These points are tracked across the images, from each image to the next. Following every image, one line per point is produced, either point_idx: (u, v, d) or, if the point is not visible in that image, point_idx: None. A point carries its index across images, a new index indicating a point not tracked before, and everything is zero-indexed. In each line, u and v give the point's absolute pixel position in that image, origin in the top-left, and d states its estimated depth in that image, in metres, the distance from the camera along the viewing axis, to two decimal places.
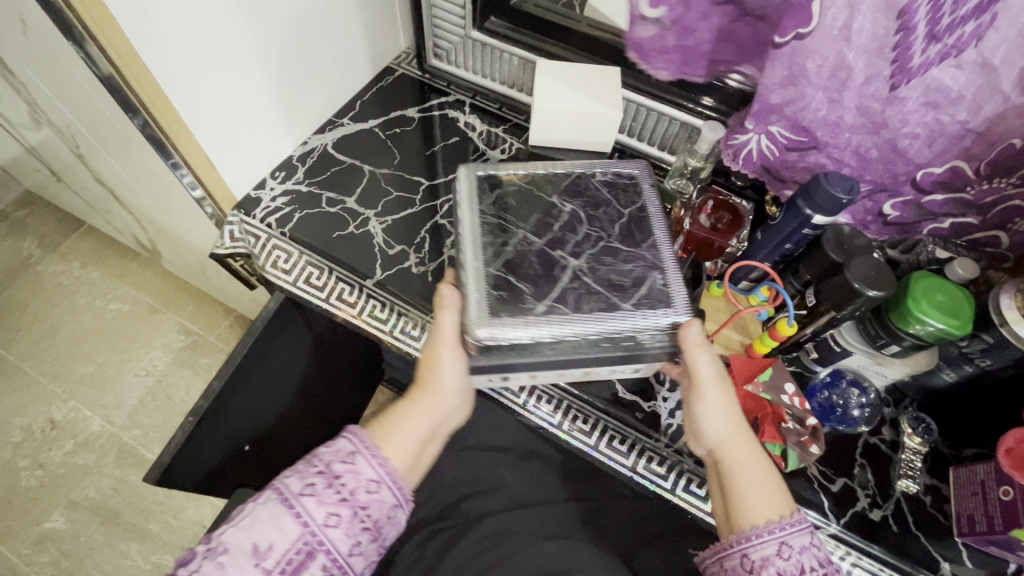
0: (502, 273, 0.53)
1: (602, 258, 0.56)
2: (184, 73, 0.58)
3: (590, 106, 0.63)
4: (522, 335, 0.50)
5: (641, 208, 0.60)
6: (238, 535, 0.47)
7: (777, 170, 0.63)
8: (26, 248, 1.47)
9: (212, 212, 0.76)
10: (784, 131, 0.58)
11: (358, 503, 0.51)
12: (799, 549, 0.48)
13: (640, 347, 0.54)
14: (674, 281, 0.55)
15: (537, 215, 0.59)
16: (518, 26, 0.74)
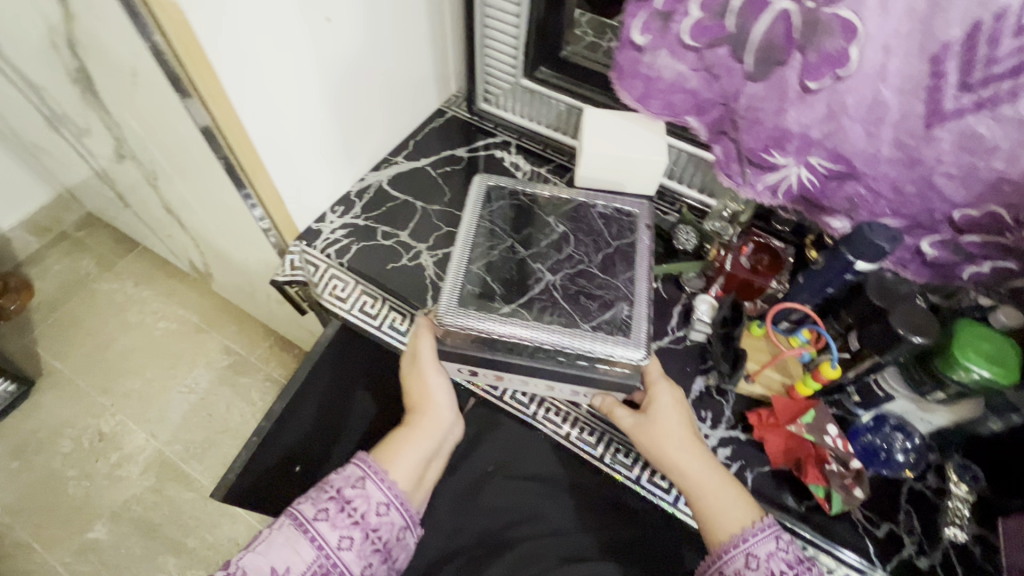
0: (481, 274, 0.60)
1: (578, 280, 0.61)
2: (267, 118, 0.64)
3: (639, 150, 0.67)
4: (482, 327, 0.56)
5: (630, 242, 0.64)
6: (256, 560, 0.49)
7: (816, 197, 0.64)
8: (84, 266, 1.56)
9: (275, 241, 0.81)
10: (824, 163, 0.60)
11: (370, 526, 0.54)
12: (765, 556, 0.50)
13: (596, 369, 0.57)
14: (640, 316, 0.58)
15: (533, 234, 0.65)
16: (566, 76, 0.78)
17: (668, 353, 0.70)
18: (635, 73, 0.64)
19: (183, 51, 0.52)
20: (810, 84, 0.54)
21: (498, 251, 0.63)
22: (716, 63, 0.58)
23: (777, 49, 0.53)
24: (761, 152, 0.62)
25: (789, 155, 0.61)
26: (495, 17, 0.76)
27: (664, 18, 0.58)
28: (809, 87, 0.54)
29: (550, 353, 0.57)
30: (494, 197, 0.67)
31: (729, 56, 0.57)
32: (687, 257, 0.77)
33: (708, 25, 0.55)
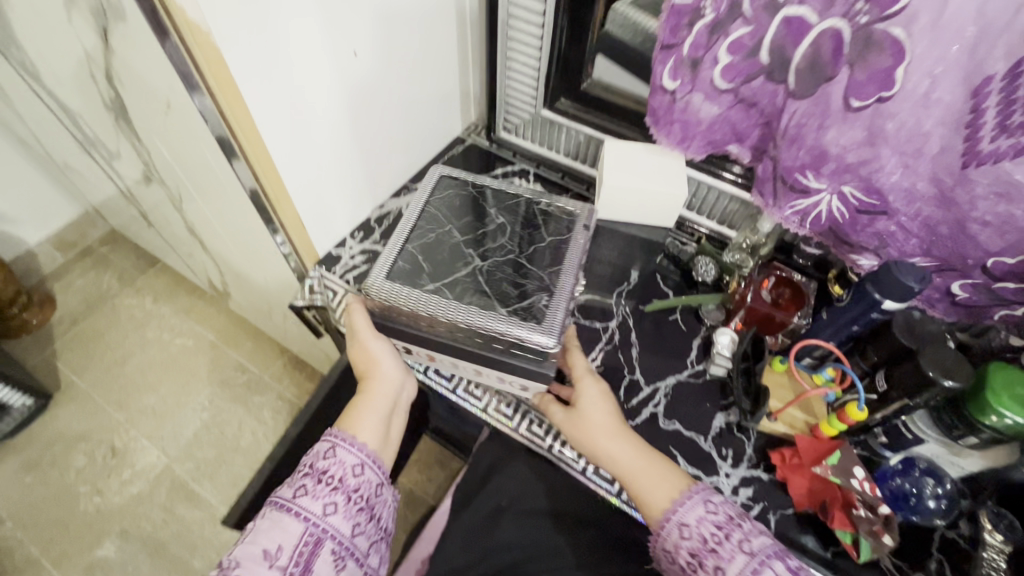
0: (414, 253, 0.65)
1: (503, 268, 0.64)
2: (292, 149, 0.65)
3: (660, 181, 0.67)
4: (402, 299, 0.60)
5: (564, 238, 0.67)
6: (248, 548, 0.53)
7: (844, 232, 0.63)
8: (106, 281, 1.59)
9: (295, 266, 0.82)
10: (856, 194, 0.59)
11: (349, 488, 0.58)
12: (696, 522, 0.53)
13: (506, 351, 0.60)
14: (556, 304, 0.60)
15: (476, 223, 0.68)
16: (587, 107, 0.79)
17: (688, 388, 0.69)
18: (671, 117, 0.66)
19: (218, 89, 0.53)
20: (854, 101, 0.53)
21: (434, 234, 0.67)
22: (753, 93, 0.60)
23: (821, 69, 0.53)
24: (794, 172, 0.60)
25: (823, 178, 0.59)
26: (518, 50, 0.77)
27: (692, 64, 0.60)
28: (852, 105, 0.53)
29: (466, 332, 0.60)
30: (444, 186, 0.72)
31: (767, 82, 0.58)
32: (706, 289, 0.77)
33: (743, 65, 0.57)
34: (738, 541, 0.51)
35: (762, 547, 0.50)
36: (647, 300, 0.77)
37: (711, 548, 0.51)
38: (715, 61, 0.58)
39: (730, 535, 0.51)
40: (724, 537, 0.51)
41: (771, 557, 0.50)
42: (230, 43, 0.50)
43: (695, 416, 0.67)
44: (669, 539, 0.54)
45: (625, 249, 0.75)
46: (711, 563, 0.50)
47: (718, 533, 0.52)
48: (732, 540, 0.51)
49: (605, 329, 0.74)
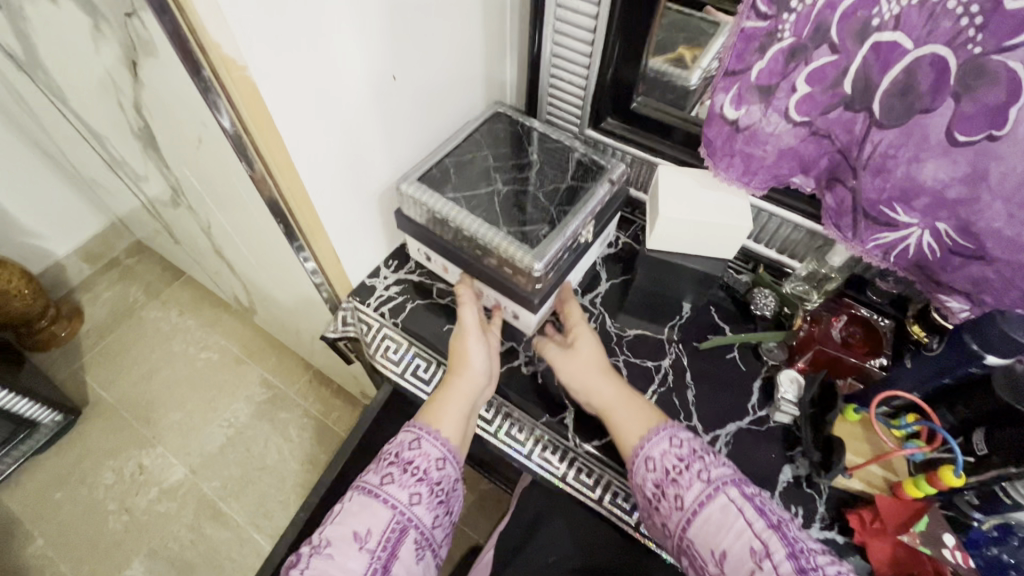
0: (446, 168, 0.71)
1: (521, 194, 0.69)
2: (325, 180, 0.60)
3: (720, 211, 0.61)
4: (422, 199, 0.66)
5: (578, 182, 0.70)
6: (339, 528, 0.52)
7: (933, 271, 0.55)
8: (132, 294, 1.59)
9: (327, 296, 0.77)
10: (951, 233, 0.51)
11: (433, 480, 0.57)
12: (659, 454, 0.53)
13: (502, 266, 0.65)
14: (554, 236, 0.64)
15: (509, 154, 0.75)
16: (635, 127, 0.74)
17: (750, 436, 0.64)
18: (732, 150, 0.59)
19: (253, 126, 0.49)
20: (958, 136, 0.45)
21: (470, 156, 0.74)
22: (828, 125, 0.53)
23: (914, 97, 0.46)
24: (878, 206, 0.54)
25: (915, 213, 0.52)
26: (562, 67, 0.73)
27: (763, 91, 0.53)
28: (955, 139, 0.45)
29: (471, 240, 0.66)
30: (494, 123, 0.78)
31: (845, 112, 0.51)
32: (765, 323, 0.72)
33: (822, 97, 0.51)
34: (697, 470, 0.51)
35: (720, 476, 0.51)
36: (702, 335, 0.72)
37: (673, 478, 0.51)
38: (791, 91, 0.52)
39: (690, 466, 0.52)
40: (685, 467, 0.52)
41: (726, 485, 0.50)
42: (266, 80, 0.46)
43: (758, 468, 0.62)
44: (636, 472, 0.54)
45: (676, 281, 0.69)
46: (672, 492, 0.51)
47: (678, 464, 0.52)
48: (691, 470, 0.51)
49: (658, 368, 0.70)
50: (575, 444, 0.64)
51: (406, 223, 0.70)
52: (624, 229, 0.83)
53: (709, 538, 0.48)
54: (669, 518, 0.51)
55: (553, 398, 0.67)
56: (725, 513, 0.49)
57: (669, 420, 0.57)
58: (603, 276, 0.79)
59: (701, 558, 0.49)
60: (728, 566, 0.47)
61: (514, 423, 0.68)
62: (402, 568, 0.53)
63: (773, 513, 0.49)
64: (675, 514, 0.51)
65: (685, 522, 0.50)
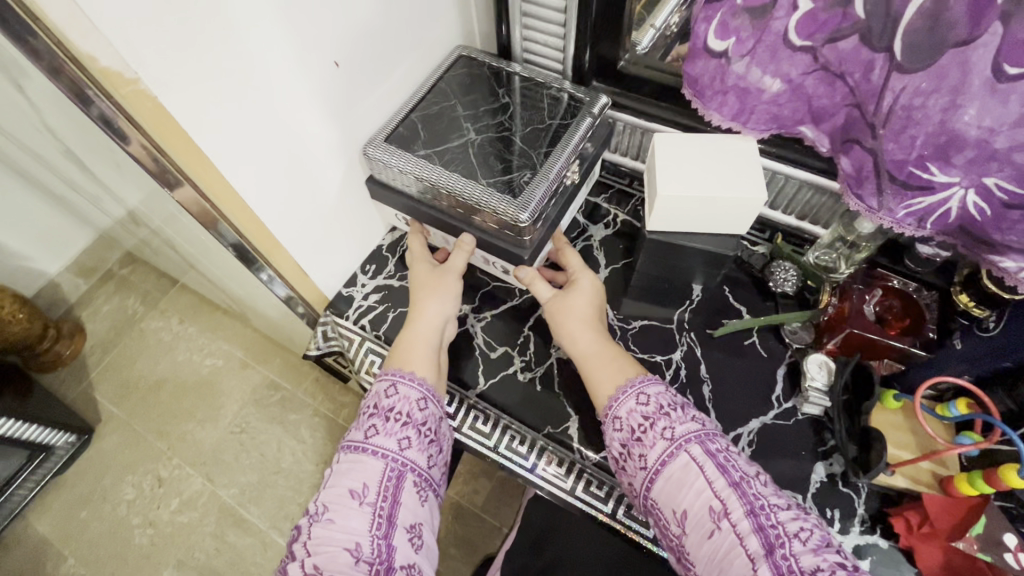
0: (412, 121, 0.63)
1: (497, 142, 0.62)
2: (269, 188, 0.53)
3: (733, 184, 0.53)
4: (390, 161, 0.59)
5: (564, 121, 0.63)
6: (334, 490, 0.48)
7: (983, 231, 0.44)
8: (130, 305, 1.50)
9: (304, 312, 0.71)
10: (1005, 185, 0.40)
11: (418, 422, 0.54)
12: (625, 413, 0.49)
13: (486, 223, 0.59)
14: (537, 181, 0.58)
15: (482, 100, 0.66)
16: (625, 90, 0.65)
17: (776, 432, 0.58)
18: (722, 87, 0.49)
19: (167, 147, 0.42)
20: (1007, 69, 0.36)
21: (438, 107, 0.65)
22: (839, 60, 0.43)
23: (944, 29, 0.37)
24: (906, 167, 0.43)
25: (954, 170, 0.42)
26: (536, 30, 0.64)
27: (757, 14, 0.43)
28: (1004, 74, 0.36)
29: (447, 197, 0.59)
30: (459, 67, 0.68)
31: (859, 48, 0.42)
32: (787, 302, 0.64)
33: (826, 16, 0.42)
34: (662, 428, 0.46)
35: (685, 433, 0.46)
36: (716, 321, 0.65)
37: (637, 438, 0.47)
38: (793, 8, 0.42)
39: (654, 424, 0.47)
40: (648, 427, 0.47)
41: (690, 442, 0.45)
42: (169, 91, 0.39)
43: (787, 466, 0.56)
44: (606, 432, 0.51)
45: (684, 263, 0.61)
46: (636, 452, 0.47)
47: (643, 425, 0.47)
48: (656, 428, 0.47)
49: (668, 363, 0.63)
50: (582, 456, 0.59)
51: (376, 187, 0.64)
52: (621, 205, 0.74)
53: (670, 498, 0.44)
54: (635, 478, 0.48)
55: (552, 406, 0.61)
56: (686, 473, 0.44)
57: (646, 372, 0.52)
58: (602, 261, 0.71)
59: (665, 519, 0.45)
60: (689, 527, 0.43)
61: (514, 436, 0.63)
62: (408, 514, 0.49)
63: (738, 467, 0.44)
64: (639, 474, 0.47)
65: (648, 482, 0.46)
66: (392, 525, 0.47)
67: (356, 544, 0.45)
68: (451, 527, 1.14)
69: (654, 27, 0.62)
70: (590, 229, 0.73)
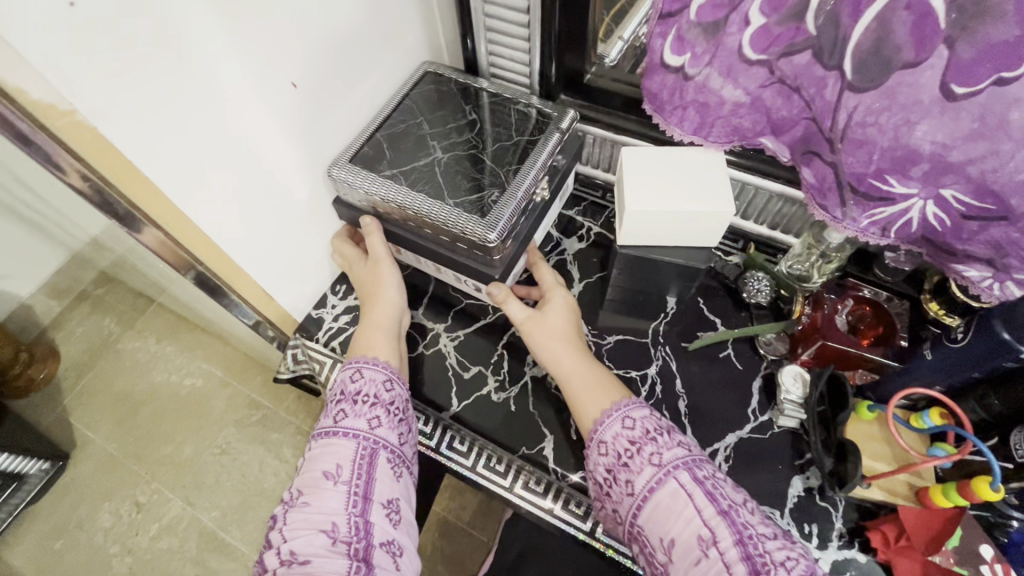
0: (379, 140, 0.62)
1: (465, 160, 0.61)
2: (227, 212, 0.51)
3: (699, 199, 0.52)
4: (356, 182, 0.58)
5: (532, 138, 0.62)
6: (308, 476, 0.47)
7: (943, 240, 0.44)
8: (106, 326, 1.46)
9: (274, 334, 0.69)
10: (962, 198, 0.40)
11: (386, 402, 0.52)
12: (610, 437, 0.48)
13: (455, 243, 0.58)
14: (506, 200, 0.57)
15: (449, 117, 0.65)
16: (592, 104, 0.65)
17: (752, 447, 0.57)
18: (681, 101, 0.48)
19: (111, 178, 0.41)
20: (955, 88, 0.35)
21: (404, 125, 0.63)
22: (795, 74, 0.43)
23: (892, 49, 0.36)
24: (867, 180, 0.42)
25: (912, 182, 0.41)
26: (500, 44, 0.64)
27: (709, 29, 0.42)
28: (953, 94, 0.35)
29: (415, 217, 0.58)
30: (426, 83, 0.67)
31: (813, 63, 0.41)
32: (761, 312, 0.63)
33: (781, 30, 0.41)
34: (648, 454, 0.46)
35: (673, 459, 0.45)
36: (691, 334, 0.64)
37: (623, 463, 0.46)
38: (745, 23, 0.41)
39: (642, 449, 0.46)
40: (635, 453, 0.46)
41: (678, 468, 0.45)
42: (108, 121, 0.38)
43: (765, 482, 0.55)
44: (591, 457, 0.49)
45: (656, 277, 0.61)
46: (623, 478, 0.46)
47: (630, 449, 0.46)
48: (643, 453, 0.46)
49: (643, 379, 0.62)
50: (558, 476, 0.58)
51: (342, 206, 0.62)
52: (596, 217, 0.73)
53: (657, 525, 0.43)
54: (620, 505, 0.46)
55: (527, 426, 0.60)
56: (674, 500, 0.43)
57: (630, 395, 0.51)
58: (575, 275, 0.70)
59: (651, 546, 0.44)
60: (676, 555, 0.42)
61: (491, 455, 0.61)
62: (384, 490, 0.48)
63: (726, 496, 0.43)
64: (625, 501, 0.46)
65: (635, 509, 0.45)
66: (369, 502, 0.46)
67: (331, 524, 0.44)
68: (438, 544, 1.13)
69: (623, 37, 0.61)
70: (564, 243, 0.72)
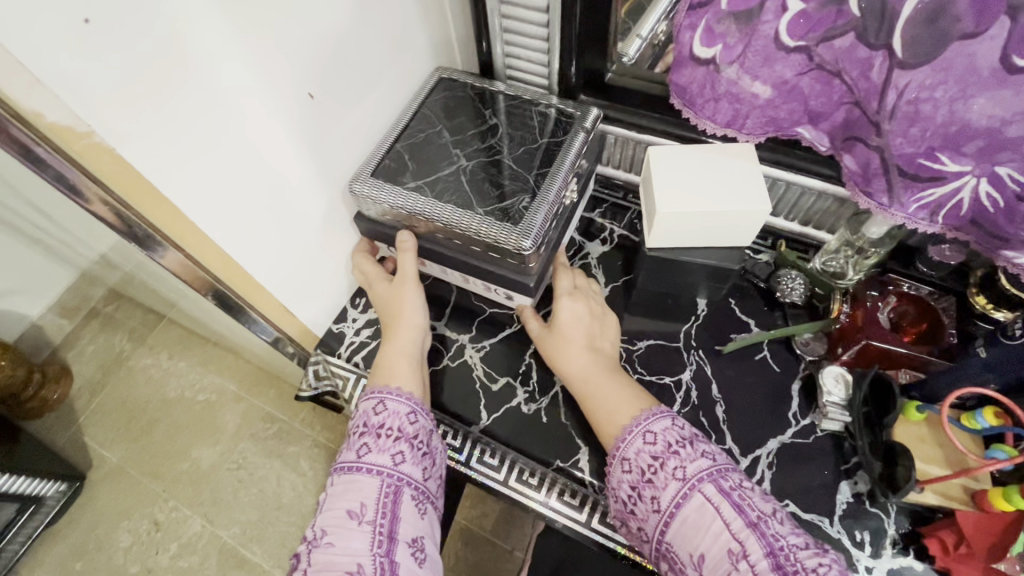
0: (399, 151, 0.60)
1: (489, 168, 0.59)
2: (245, 230, 0.50)
3: (734, 197, 0.50)
4: (381, 196, 0.57)
5: (557, 140, 0.60)
6: (331, 514, 0.46)
7: (995, 226, 0.42)
8: (117, 343, 1.45)
9: (293, 350, 0.68)
10: (1018, 175, 0.39)
11: (409, 435, 0.51)
12: (634, 452, 0.47)
13: (488, 253, 0.57)
14: (537, 206, 0.55)
15: (469, 124, 0.63)
16: (613, 103, 0.63)
17: (794, 453, 0.55)
18: (713, 95, 0.47)
19: (132, 201, 0.39)
20: (1016, 59, 0.34)
21: (423, 134, 0.62)
22: (835, 59, 0.41)
23: (946, 22, 0.35)
24: (916, 160, 0.41)
25: (965, 159, 0.40)
26: (517, 45, 0.62)
27: (742, 18, 0.41)
28: (1013, 65, 0.34)
29: (442, 229, 0.57)
30: (440, 90, 0.65)
31: (855, 45, 0.39)
32: (797, 311, 0.62)
33: (819, 15, 0.39)
34: (673, 469, 0.44)
35: (698, 472, 0.44)
36: (725, 336, 0.62)
37: (648, 479, 0.45)
38: (782, 11, 0.39)
39: (664, 464, 0.45)
40: (658, 470, 0.45)
41: (703, 481, 0.43)
42: (127, 142, 0.36)
43: (810, 487, 0.53)
44: (614, 474, 0.48)
45: (688, 279, 0.59)
46: (648, 494, 0.44)
47: (654, 465, 0.45)
48: (667, 468, 0.44)
49: (677, 385, 0.60)
50: (595, 489, 0.56)
51: (365, 220, 0.61)
52: (618, 219, 0.71)
53: (686, 541, 0.42)
54: (646, 522, 0.45)
55: (560, 438, 0.59)
56: (702, 514, 0.42)
57: (651, 406, 0.50)
58: (602, 280, 0.68)
59: (679, 563, 0.43)
60: (707, 571, 0.41)
61: (522, 468, 0.59)
62: (410, 527, 0.46)
63: (754, 507, 0.42)
64: (651, 517, 0.44)
65: (662, 526, 0.44)
66: (396, 541, 0.45)
67: (357, 565, 0.42)
68: (463, 555, 1.11)
69: (641, 36, 0.59)
70: (587, 247, 0.70)
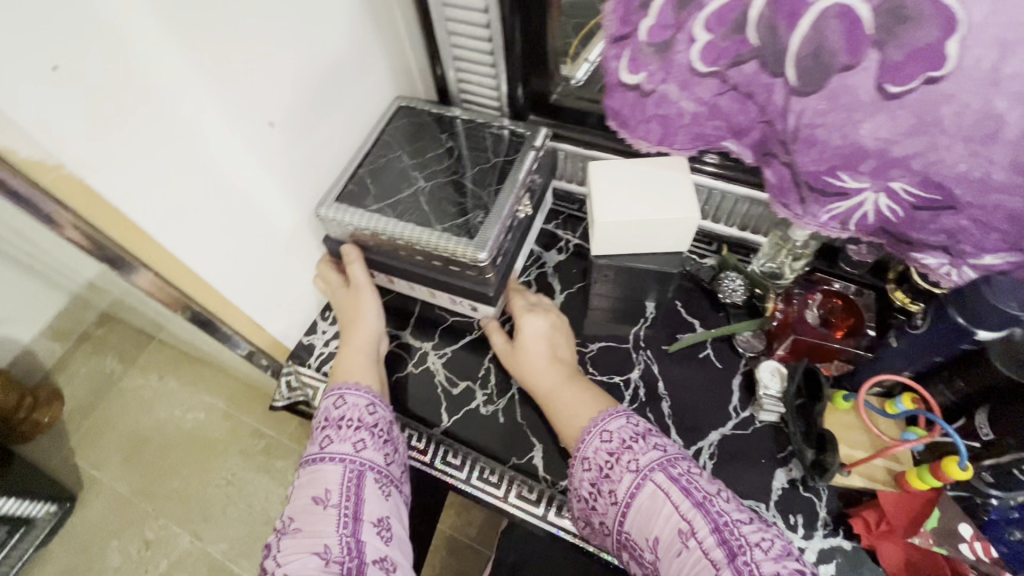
0: (361, 176, 0.65)
1: (447, 187, 0.64)
2: (213, 250, 0.53)
3: (666, 207, 0.54)
4: (345, 217, 0.61)
5: (509, 158, 0.65)
6: (299, 503, 0.49)
7: (900, 230, 0.46)
8: (107, 365, 1.48)
9: (267, 363, 0.71)
10: (911, 189, 0.42)
11: (370, 424, 0.54)
12: (591, 450, 0.50)
13: (447, 266, 0.61)
14: (490, 219, 0.59)
15: (428, 148, 0.67)
16: (560, 122, 0.68)
17: (737, 445, 0.58)
18: (643, 116, 0.50)
19: (103, 225, 0.43)
20: (890, 87, 0.37)
21: (385, 159, 0.66)
22: (746, 82, 0.43)
23: (828, 56, 0.37)
24: (821, 177, 0.44)
25: (864, 177, 0.43)
26: (469, 72, 0.67)
27: (659, 48, 0.44)
28: (888, 92, 0.37)
29: (403, 245, 0.61)
30: (400, 119, 0.70)
31: (760, 72, 0.42)
32: (738, 311, 0.66)
33: (726, 44, 0.41)
34: (626, 461, 0.47)
35: (649, 462, 0.47)
36: (672, 336, 0.66)
37: (605, 475, 0.48)
38: (691, 41, 0.42)
39: (620, 458, 0.48)
40: (613, 464, 0.48)
41: (654, 470, 0.46)
42: (95, 172, 0.40)
43: (751, 476, 0.56)
44: (575, 473, 0.51)
45: (633, 284, 0.63)
46: (605, 488, 0.48)
47: (609, 460, 0.48)
48: (621, 462, 0.48)
49: (627, 384, 0.63)
50: (549, 483, 0.59)
51: (333, 239, 0.65)
52: (574, 230, 0.76)
53: (641, 528, 0.45)
54: (607, 515, 0.48)
55: (516, 436, 0.62)
56: (654, 501, 0.45)
57: (615, 405, 0.53)
58: (557, 287, 0.72)
59: (638, 549, 0.46)
60: (661, 553, 0.44)
61: (483, 466, 0.62)
62: (374, 508, 0.49)
63: (700, 488, 0.45)
64: (610, 510, 0.48)
65: (620, 517, 0.47)
66: (360, 521, 0.48)
67: (324, 546, 0.45)
68: (447, 562, 1.13)
69: (590, 61, 0.62)
70: (545, 257, 0.74)
